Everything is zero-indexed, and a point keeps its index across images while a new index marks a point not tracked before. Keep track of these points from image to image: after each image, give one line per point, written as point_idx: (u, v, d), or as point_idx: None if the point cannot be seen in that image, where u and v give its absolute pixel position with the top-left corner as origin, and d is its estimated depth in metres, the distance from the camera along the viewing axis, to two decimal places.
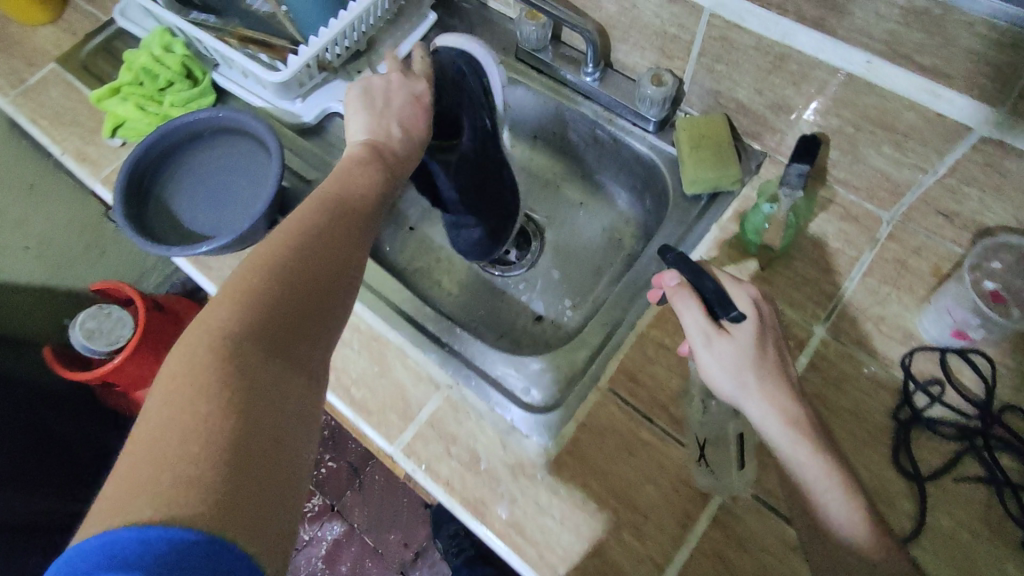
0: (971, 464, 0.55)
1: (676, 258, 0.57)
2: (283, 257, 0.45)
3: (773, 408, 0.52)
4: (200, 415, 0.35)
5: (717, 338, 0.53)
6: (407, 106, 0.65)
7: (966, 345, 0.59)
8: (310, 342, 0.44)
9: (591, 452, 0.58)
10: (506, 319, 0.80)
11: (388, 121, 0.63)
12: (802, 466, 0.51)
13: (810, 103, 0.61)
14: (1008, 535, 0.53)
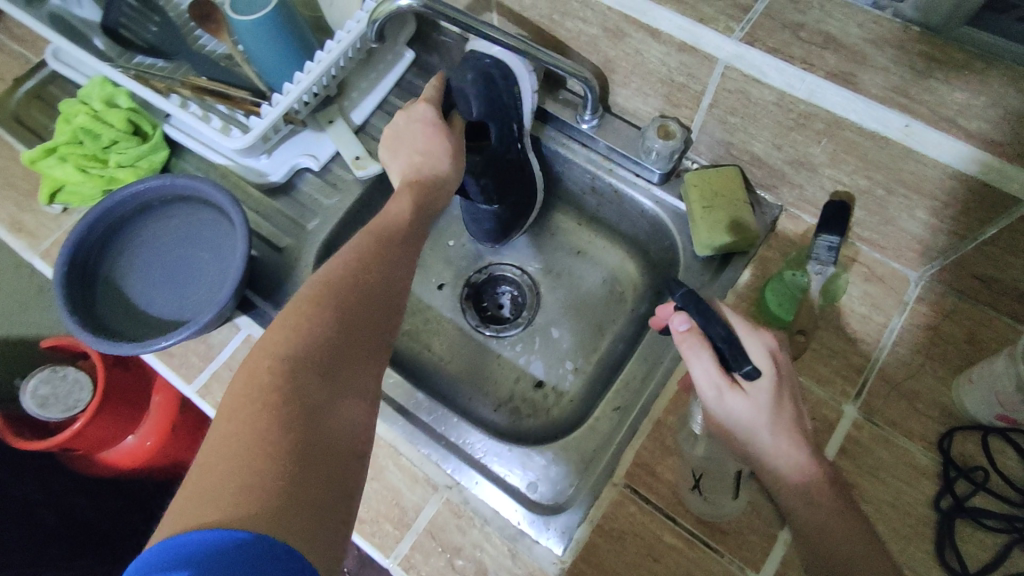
0: (1020, 558, 0.50)
1: (684, 297, 0.52)
2: (338, 275, 0.45)
3: (790, 463, 0.48)
4: (262, 427, 0.35)
5: (729, 393, 0.49)
6: (423, 124, 0.60)
7: (1008, 425, 0.53)
8: (366, 357, 0.44)
9: (611, 561, 0.52)
10: (503, 385, 0.73)
11: (411, 147, 0.59)
12: (826, 517, 0.46)
13: (836, 163, 0.56)
14: None
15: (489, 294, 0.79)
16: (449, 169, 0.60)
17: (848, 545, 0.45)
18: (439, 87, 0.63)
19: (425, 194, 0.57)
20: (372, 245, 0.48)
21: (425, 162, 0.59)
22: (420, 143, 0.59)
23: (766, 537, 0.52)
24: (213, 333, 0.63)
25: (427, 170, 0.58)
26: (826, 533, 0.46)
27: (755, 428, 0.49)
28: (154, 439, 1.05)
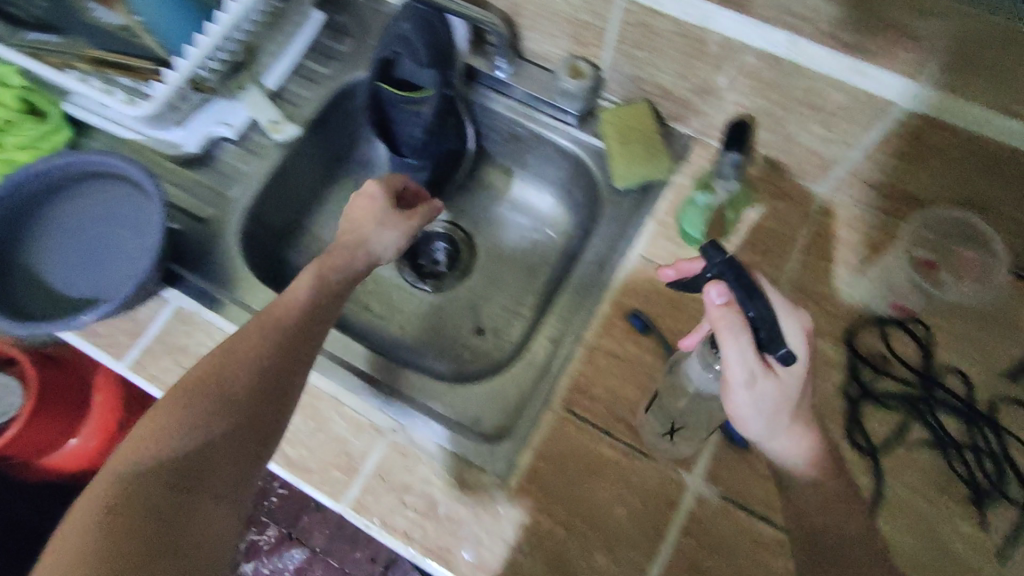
0: (919, 429, 0.56)
1: (720, 268, 0.45)
2: (206, 381, 0.49)
3: (798, 448, 0.50)
4: (96, 538, 0.42)
5: (763, 379, 0.47)
6: (375, 207, 0.60)
7: (903, 314, 0.59)
8: (230, 458, 0.48)
9: (555, 480, 0.54)
10: (445, 335, 0.74)
11: (354, 223, 0.60)
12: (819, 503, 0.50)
13: (735, 86, 0.59)
14: (956, 493, 0.54)
15: (425, 251, 0.79)
16: (381, 251, 0.60)
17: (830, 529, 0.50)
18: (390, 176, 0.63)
19: (333, 277, 0.56)
20: (252, 353, 0.51)
21: (360, 241, 0.59)
22: (362, 220, 0.59)
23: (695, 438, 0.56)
24: (141, 309, 0.62)
25: (359, 250, 0.58)
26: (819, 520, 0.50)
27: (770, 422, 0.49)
28: (99, 440, 1.03)
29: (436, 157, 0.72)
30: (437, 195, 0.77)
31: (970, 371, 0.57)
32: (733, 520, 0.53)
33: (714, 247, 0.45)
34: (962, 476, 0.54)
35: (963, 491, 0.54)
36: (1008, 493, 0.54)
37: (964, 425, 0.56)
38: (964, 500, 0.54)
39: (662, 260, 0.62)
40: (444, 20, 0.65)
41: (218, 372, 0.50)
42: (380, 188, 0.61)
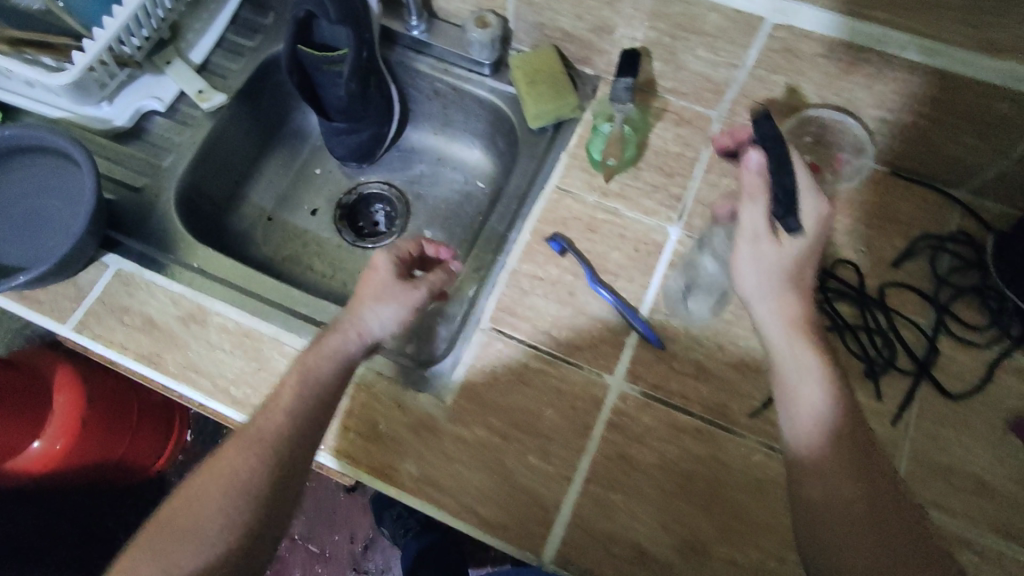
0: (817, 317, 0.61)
1: (763, 136, 0.50)
2: (182, 516, 0.49)
3: (781, 320, 0.52)
4: None
5: (766, 241, 0.51)
6: (380, 280, 0.58)
7: None
8: None
9: (486, 392, 0.58)
10: None
11: (356, 296, 0.57)
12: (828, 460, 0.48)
13: (628, 20, 0.62)
14: (855, 370, 0.59)
15: (363, 214, 0.82)
16: (375, 329, 0.56)
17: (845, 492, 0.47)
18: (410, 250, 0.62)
19: (321, 366, 0.53)
20: (223, 496, 0.49)
21: (356, 318, 0.56)
22: (363, 293, 0.57)
23: (616, 345, 0.60)
24: (82, 275, 0.64)
25: (351, 328, 0.55)
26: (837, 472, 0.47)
27: (765, 283, 0.52)
28: (64, 441, 1.00)
29: (365, 118, 0.74)
30: (374, 157, 0.81)
31: (861, 263, 0.63)
32: (655, 413, 0.58)
33: (765, 117, 0.50)
34: (859, 355, 0.59)
35: (861, 368, 0.59)
36: (897, 364, 0.59)
37: (858, 311, 0.61)
38: (861, 376, 0.59)
39: (575, 189, 0.66)
40: None
41: (194, 507, 0.49)
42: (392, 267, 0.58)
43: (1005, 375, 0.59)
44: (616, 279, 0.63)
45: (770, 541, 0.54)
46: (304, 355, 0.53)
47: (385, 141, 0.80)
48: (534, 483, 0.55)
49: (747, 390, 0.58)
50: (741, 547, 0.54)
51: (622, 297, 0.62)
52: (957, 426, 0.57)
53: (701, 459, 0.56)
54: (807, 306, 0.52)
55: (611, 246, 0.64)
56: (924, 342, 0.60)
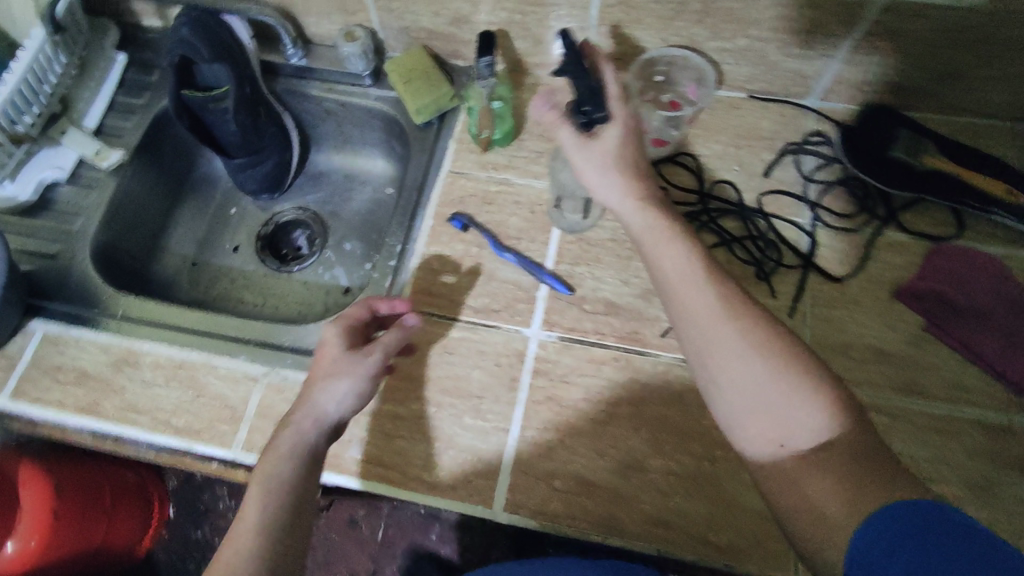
0: (708, 236, 0.66)
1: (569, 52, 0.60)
2: None
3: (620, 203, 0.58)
4: None
5: (587, 144, 0.60)
6: (331, 358, 0.56)
7: (673, 151, 0.69)
8: None
9: (416, 368, 0.61)
10: (316, 302, 0.80)
11: (311, 377, 0.56)
12: (750, 390, 0.48)
13: (479, 7, 0.68)
14: (749, 276, 0.64)
15: (284, 241, 0.86)
16: (334, 411, 0.54)
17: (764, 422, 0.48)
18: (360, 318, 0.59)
19: (279, 466, 0.51)
20: None
21: (311, 403, 0.54)
22: (316, 375, 0.55)
23: (529, 300, 0.64)
24: (10, 345, 0.66)
25: (305, 417, 0.53)
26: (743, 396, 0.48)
27: (602, 181, 0.59)
28: (39, 536, 0.93)
29: (262, 148, 0.78)
30: (284, 186, 0.84)
31: (736, 181, 0.68)
32: (575, 353, 0.61)
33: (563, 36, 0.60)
34: (748, 260, 0.64)
35: (753, 272, 0.64)
36: (784, 264, 0.64)
37: (741, 223, 0.66)
38: (756, 279, 0.64)
39: (467, 170, 0.71)
40: (221, 24, 0.72)
41: None
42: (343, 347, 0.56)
43: (880, 250, 0.65)
44: (520, 242, 0.67)
45: (699, 444, 0.57)
46: (263, 456, 0.52)
47: (289, 169, 0.83)
48: (475, 440, 0.58)
49: (653, 314, 0.63)
50: (674, 455, 0.57)
51: (526, 256, 0.66)
52: (848, 304, 0.63)
53: (624, 384, 0.60)
54: (645, 190, 0.58)
55: (509, 214, 0.68)
56: (805, 238, 0.66)
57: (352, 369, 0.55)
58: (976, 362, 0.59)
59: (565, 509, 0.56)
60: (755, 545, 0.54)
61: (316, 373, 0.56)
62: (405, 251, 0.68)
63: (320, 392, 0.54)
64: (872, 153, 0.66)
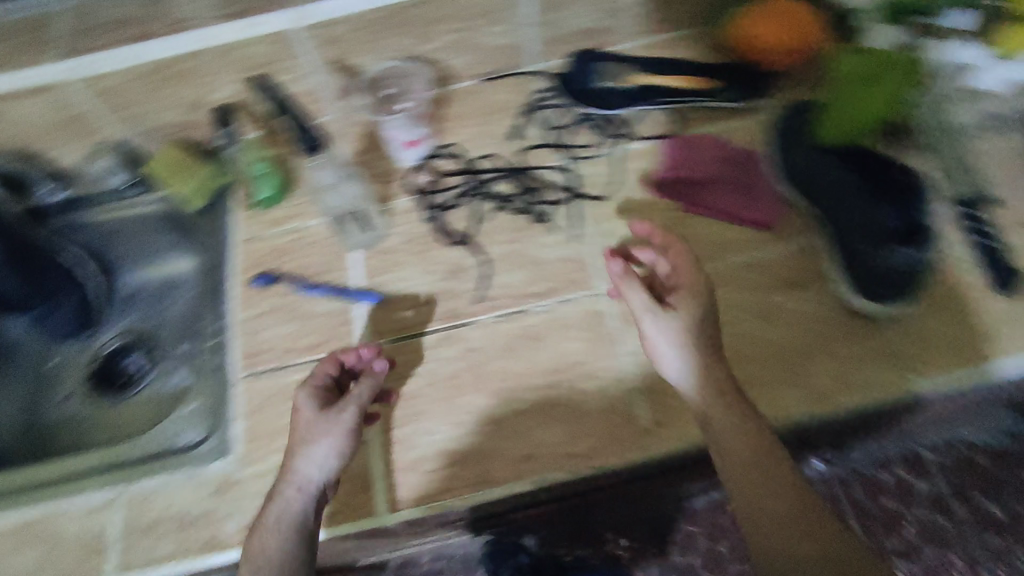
0: (487, 205, 0.72)
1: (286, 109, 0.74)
2: None
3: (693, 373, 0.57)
4: None
5: (660, 311, 0.59)
6: (306, 420, 0.59)
7: (434, 147, 0.76)
8: None
9: (265, 424, 0.63)
10: (161, 412, 0.78)
11: (291, 446, 0.58)
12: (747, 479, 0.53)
13: (203, 85, 0.73)
14: (531, 223, 0.71)
15: (116, 369, 0.83)
16: (317, 475, 0.56)
17: (770, 488, 0.52)
18: (332, 376, 0.62)
19: (269, 544, 0.54)
20: None
21: (294, 470, 0.57)
22: (298, 441, 0.58)
23: (349, 320, 0.68)
24: None
25: (290, 486, 0.56)
26: (758, 473, 0.52)
27: (671, 333, 0.58)
28: None
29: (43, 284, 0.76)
30: (95, 316, 0.84)
31: (495, 152, 0.76)
32: (407, 349, 0.66)
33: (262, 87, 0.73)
34: (525, 211, 0.71)
35: (534, 218, 0.71)
36: (553, 202, 0.72)
37: (512, 183, 0.73)
38: (539, 223, 0.71)
39: (257, 232, 0.74)
40: None
41: None
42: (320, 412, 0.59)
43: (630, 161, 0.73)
44: (327, 276, 0.71)
45: (536, 378, 0.63)
46: (254, 533, 0.55)
47: (93, 297, 0.83)
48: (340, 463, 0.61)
49: (461, 288, 0.68)
50: (519, 398, 0.62)
51: (334, 284, 0.70)
52: (617, 215, 0.70)
53: (458, 358, 0.64)
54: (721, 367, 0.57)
55: (309, 255, 0.72)
56: (563, 176, 0.73)
57: (331, 430, 0.57)
58: (728, 220, 0.68)
59: (441, 487, 0.59)
60: (611, 440, 0.59)
61: (296, 440, 0.58)
62: (222, 326, 0.70)
63: (303, 461, 0.56)
64: (585, 88, 0.77)
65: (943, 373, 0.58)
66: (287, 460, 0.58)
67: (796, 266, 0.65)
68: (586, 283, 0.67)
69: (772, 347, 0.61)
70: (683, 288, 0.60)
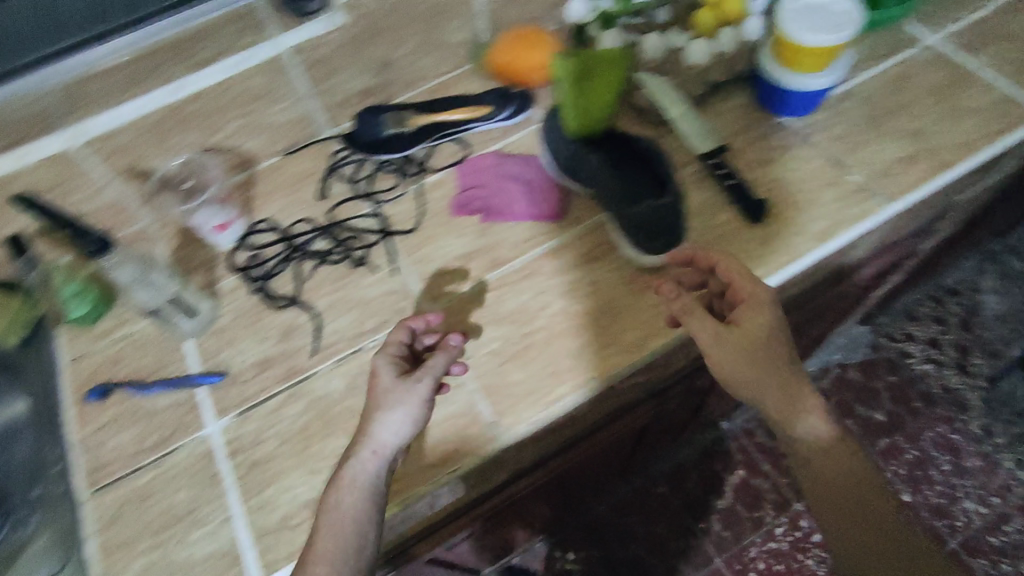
0: (307, 263, 0.77)
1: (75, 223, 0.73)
2: None
3: (771, 385, 0.65)
4: None
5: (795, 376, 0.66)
6: (385, 387, 0.62)
7: (246, 224, 0.80)
8: None
9: (122, 532, 0.62)
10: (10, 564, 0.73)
11: (370, 409, 0.61)
12: (838, 470, 0.67)
13: None
14: (350, 268, 0.76)
15: None
16: (392, 440, 0.59)
17: (830, 452, 0.68)
18: (405, 344, 0.65)
19: (342, 500, 0.57)
20: None
21: (372, 434, 0.60)
22: (374, 407, 0.61)
23: (192, 407, 0.68)
24: None
25: (367, 450, 0.59)
26: (832, 452, 0.68)
27: (727, 346, 0.64)
28: None
29: None
30: None
31: (308, 214, 0.81)
32: (256, 417, 0.67)
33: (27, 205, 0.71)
34: (342, 259, 0.77)
35: (352, 263, 0.76)
36: (370, 244, 0.77)
37: (327, 239, 0.79)
38: (357, 266, 0.76)
39: (82, 349, 0.73)
40: None
41: None
42: (402, 380, 0.62)
43: (430, 191, 0.80)
44: (164, 371, 0.71)
45: None
46: (330, 492, 0.58)
47: None
48: (208, 544, 0.61)
49: (297, 345, 0.72)
50: None
51: (172, 377, 0.70)
52: (428, 241, 0.77)
53: (305, 412, 0.67)
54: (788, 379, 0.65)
55: (141, 357, 0.72)
56: (375, 220, 0.79)
57: (411, 394, 0.61)
58: (523, 221, 0.76)
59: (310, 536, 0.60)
60: (463, 441, 0.64)
61: (374, 402, 0.61)
62: (62, 450, 0.68)
63: (382, 425, 0.59)
64: (376, 138, 0.83)
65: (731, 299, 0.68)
66: (365, 422, 0.61)
67: (585, 243, 0.73)
68: (413, 307, 0.72)
69: (582, 318, 0.69)
70: (745, 309, 0.64)
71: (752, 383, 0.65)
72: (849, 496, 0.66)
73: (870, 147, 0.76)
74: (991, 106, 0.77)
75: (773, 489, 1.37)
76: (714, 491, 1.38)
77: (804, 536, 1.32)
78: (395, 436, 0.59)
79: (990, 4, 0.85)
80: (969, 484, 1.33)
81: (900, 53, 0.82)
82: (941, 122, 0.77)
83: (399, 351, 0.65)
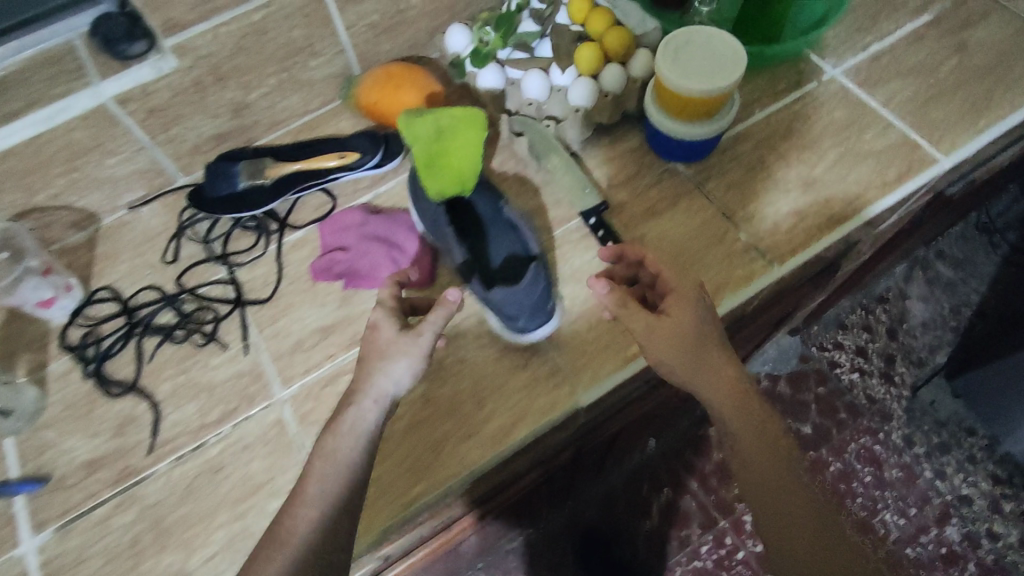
0: (150, 338, 0.69)
1: None
2: None
3: (700, 369, 0.59)
4: None
5: (728, 362, 0.60)
6: (384, 337, 0.57)
7: (82, 295, 0.72)
8: None
9: None
10: None
11: (367, 359, 0.57)
12: (767, 468, 0.58)
13: None
14: (198, 345, 0.68)
15: None
16: (392, 388, 0.56)
17: (764, 448, 0.59)
18: (396, 293, 0.61)
19: (340, 447, 0.54)
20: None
21: (373, 384, 0.56)
22: (373, 357, 0.57)
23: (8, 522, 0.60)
24: None
25: (366, 398, 0.55)
26: (766, 451, 0.59)
27: (661, 338, 0.58)
28: None
29: None
30: None
31: (156, 280, 0.73)
32: (81, 530, 0.60)
33: None
34: (189, 335, 0.69)
35: (201, 339, 0.69)
36: (221, 315, 0.70)
37: (174, 309, 0.70)
38: (206, 343, 0.68)
39: None
40: None
41: None
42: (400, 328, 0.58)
43: (290, 253, 0.73)
44: None
45: (223, 514, 0.60)
46: (325, 441, 0.55)
47: None
48: None
49: (133, 441, 0.64)
50: (207, 543, 0.59)
51: None
52: (285, 312, 0.69)
53: (137, 521, 0.60)
54: (719, 366, 0.59)
55: None
56: (229, 287, 0.71)
57: (414, 335, 0.57)
58: None
59: None
60: None
61: (369, 353, 0.57)
62: None
63: (382, 373, 0.56)
64: (233, 191, 0.73)
65: (599, 382, 0.64)
66: (360, 372, 0.57)
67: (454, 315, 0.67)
68: (263, 392, 0.65)
69: (443, 403, 0.64)
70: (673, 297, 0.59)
71: (680, 370, 0.59)
72: (783, 500, 0.57)
73: (762, 199, 0.71)
74: (890, 149, 0.72)
75: (699, 509, 1.31)
76: (642, 514, 1.30)
77: (727, 554, 1.27)
78: (398, 382, 0.56)
79: (897, 32, 0.79)
80: (889, 496, 1.23)
81: (801, 87, 0.77)
82: (838, 169, 0.72)
83: (393, 297, 0.60)
